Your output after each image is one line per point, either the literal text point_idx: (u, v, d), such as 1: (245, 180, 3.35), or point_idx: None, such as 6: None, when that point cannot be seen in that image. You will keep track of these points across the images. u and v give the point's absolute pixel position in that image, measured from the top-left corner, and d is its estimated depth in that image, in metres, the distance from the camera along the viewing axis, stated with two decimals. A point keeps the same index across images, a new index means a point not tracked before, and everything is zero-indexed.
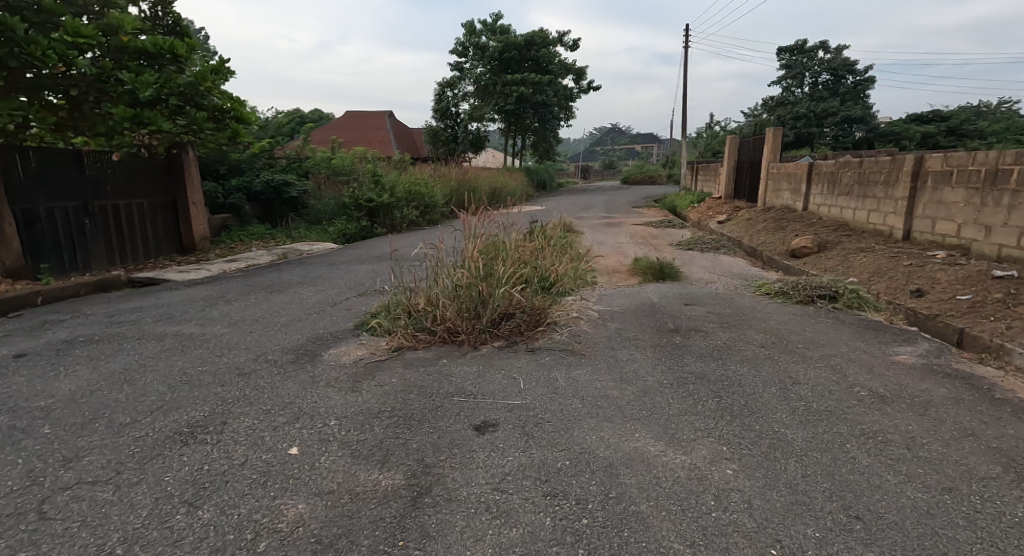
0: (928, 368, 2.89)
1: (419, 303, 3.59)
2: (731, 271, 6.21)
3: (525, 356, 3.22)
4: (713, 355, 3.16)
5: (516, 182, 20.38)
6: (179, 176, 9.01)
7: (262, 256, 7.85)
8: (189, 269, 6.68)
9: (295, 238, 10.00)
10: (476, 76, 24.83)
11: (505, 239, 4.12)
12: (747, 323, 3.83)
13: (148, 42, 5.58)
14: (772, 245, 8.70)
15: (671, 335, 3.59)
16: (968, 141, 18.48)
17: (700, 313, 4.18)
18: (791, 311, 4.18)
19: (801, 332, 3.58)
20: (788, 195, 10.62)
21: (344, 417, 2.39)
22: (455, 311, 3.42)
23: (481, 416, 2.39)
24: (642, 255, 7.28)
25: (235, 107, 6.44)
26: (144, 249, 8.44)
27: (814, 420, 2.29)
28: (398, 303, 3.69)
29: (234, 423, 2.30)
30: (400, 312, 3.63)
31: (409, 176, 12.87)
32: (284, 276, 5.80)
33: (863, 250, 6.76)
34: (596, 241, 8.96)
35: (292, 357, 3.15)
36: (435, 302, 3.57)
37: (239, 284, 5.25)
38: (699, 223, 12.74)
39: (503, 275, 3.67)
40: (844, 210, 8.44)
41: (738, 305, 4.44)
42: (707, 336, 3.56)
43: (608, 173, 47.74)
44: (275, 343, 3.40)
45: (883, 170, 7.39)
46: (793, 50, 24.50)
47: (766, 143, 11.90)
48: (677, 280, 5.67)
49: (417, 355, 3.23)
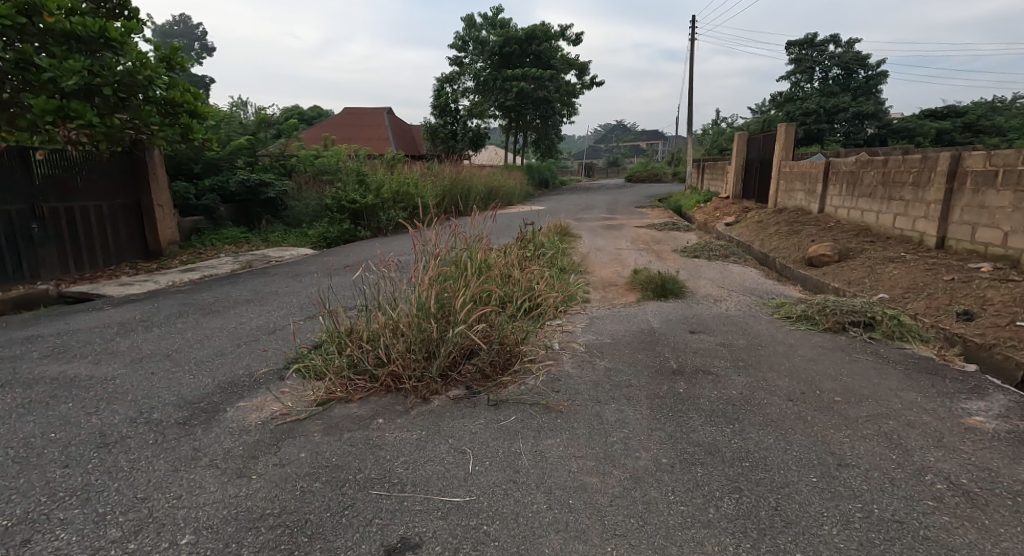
0: (1017, 439, 2.16)
1: (358, 339, 2.87)
2: (743, 285, 5.48)
3: (485, 415, 2.51)
4: (728, 414, 2.44)
5: (515, 180, 19.67)
6: (144, 177, 8.33)
7: (225, 264, 7.17)
8: (137, 280, 6.00)
9: (271, 243, 9.33)
10: (475, 71, 24.08)
11: (473, 256, 3.39)
12: (768, 362, 3.11)
13: (77, 23, 4.93)
14: (786, 252, 7.96)
15: (674, 381, 2.88)
16: (986, 137, 17.66)
17: (709, 346, 3.46)
18: (819, 342, 3.46)
19: (837, 377, 2.86)
20: (802, 196, 9.86)
21: (208, 528, 1.69)
22: (399, 349, 2.68)
23: (402, 529, 1.69)
24: (643, 265, 6.56)
25: (187, 99, 5.81)
26: (104, 255, 7.76)
27: (879, 546, 1.58)
28: (334, 337, 2.97)
29: (39, 543, 1.59)
30: (333, 347, 2.90)
31: (398, 175, 12.18)
32: (234, 291, 5.11)
33: (892, 260, 6.02)
34: (594, 247, 8.25)
35: (184, 416, 2.44)
36: (377, 335, 2.85)
37: (177, 302, 4.57)
38: (706, 225, 12.00)
39: (464, 303, 2.95)
40: (867, 213, 7.70)
41: (754, 334, 3.72)
42: (719, 382, 2.85)
43: (612, 170, 46.88)
44: (173, 391, 2.70)
45: (912, 169, 6.64)
46: (802, 45, 23.67)
47: (778, 140, 11.14)
48: (682, 298, 4.95)
49: (348, 413, 2.53)
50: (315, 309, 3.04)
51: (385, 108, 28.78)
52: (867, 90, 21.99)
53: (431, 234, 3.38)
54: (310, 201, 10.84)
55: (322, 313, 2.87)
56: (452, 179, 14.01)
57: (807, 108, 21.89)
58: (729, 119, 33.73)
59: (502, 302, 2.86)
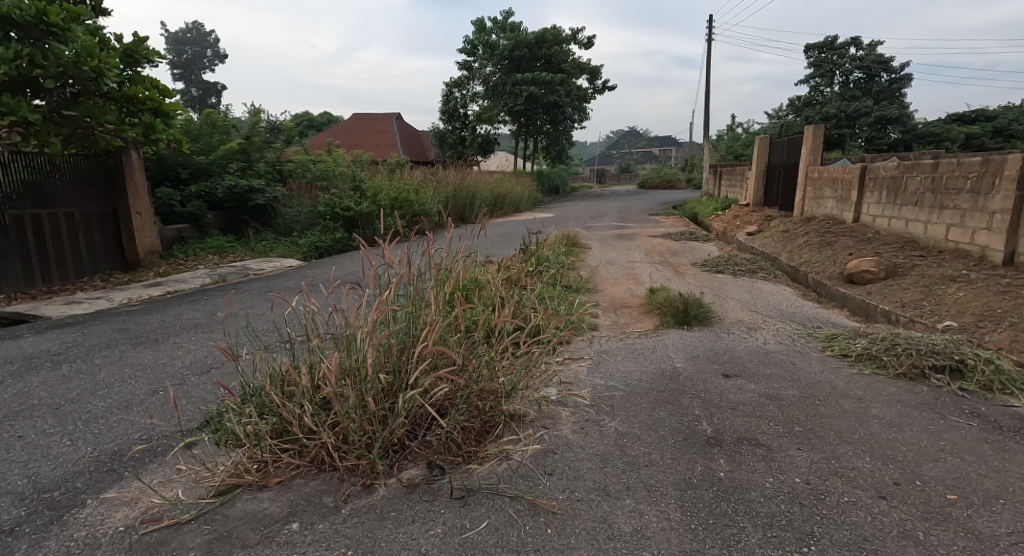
0: None
1: (281, 395, 2.11)
2: (777, 308, 4.72)
3: (446, 516, 1.77)
4: (798, 527, 1.69)
5: (523, 186, 18.93)
6: (120, 181, 7.62)
7: (197, 277, 6.49)
8: (92, 295, 5.36)
9: (259, 252, 8.70)
10: (485, 76, 23.46)
11: (444, 284, 2.68)
12: (835, 427, 2.35)
13: (13, 6, 4.26)
14: (821, 265, 7.17)
15: (710, 456, 2.12)
16: (1019, 143, 16.68)
17: (751, 398, 2.71)
18: (897, 395, 2.70)
19: (940, 454, 2.10)
20: (833, 203, 9.03)
21: None
22: (330, 405, 1.89)
23: None
24: (659, 282, 5.82)
25: (151, 95, 5.27)
26: (74, 267, 7.09)
27: None
28: (252, 390, 2.21)
29: None
30: (250, 407, 2.13)
31: (398, 181, 11.48)
32: (188, 312, 4.42)
33: (952, 279, 5.24)
34: (605, 260, 7.51)
35: (17, 517, 1.72)
36: (309, 389, 2.10)
37: (114, 327, 3.87)
38: (725, 234, 11.23)
39: (426, 348, 2.20)
40: (912, 223, 6.93)
41: (807, 380, 2.96)
42: (774, 458, 2.10)
43: (625, 176, 46.05)
44: (26, 468, 1.98)
45: (970, 174, 5.93)
46: (822, 47, 22.75)
47: (805, 144, 10.29)
48: (709, 326, 4.18)
49: (255, 510, 1.80)
50: (228, 352, 2.27)
51: (394, 114, 28.34)
52: (890, 93, 20.89)
53: (391, 255, 2.66)
54: (302, 208, 10.17)
55: (232, 358, 2.08)
56: (455, 186, 13.37)
57: (827, 112, 21.00)
58: (743, 124, 32.78)
59: (486, 343, 2.14)
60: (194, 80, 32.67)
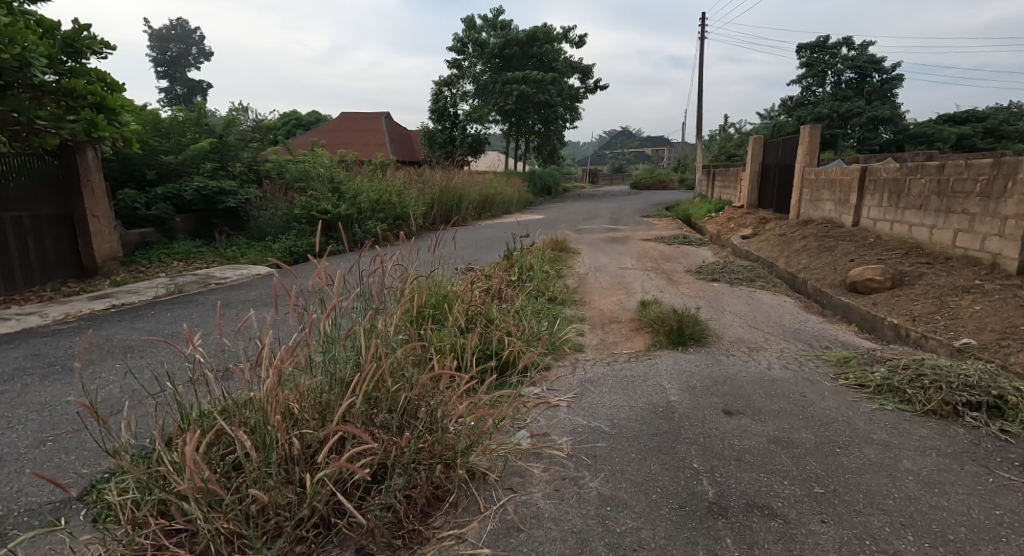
0: None
1: (161, 467, 1.59)
2: (779, 324, 4.33)
3: None
4: None
5: (513, 186, 18.50)
6: (74, 183, 7.04)
7: (151, 287, 5.99)
8: (29, 309, 4.87)
9: (229, 257, 8.21)
10: (474, 75, 22.97)
11: (391, 314, 2.26)
12: (864, 489, 1.92)
13: None
14: (820, 273, 6.80)
15: (714, 537, 1.69)
16: (1011, 144, 16.50)
17: (759, 445, 2.28)
18: (930, 440, 2.29)
19: (999, 533, 1.69)
20: (831, 206, 8.67)
21: None
22: (212, 483, 1.40)
23: None
24: (651, 293, 5.40)
25: (91, 88, 4.84)
26: (22, 275, 6.53)
27: None
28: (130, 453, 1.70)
29: None
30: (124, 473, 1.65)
31: (379, 182, 11.01)
32: (123, 331, 3.94)
33: (965, 289, 4.86)
34: (594, 267, 7.10)
35: None
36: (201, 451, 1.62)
37: (29, 352, 3.37)
38: (719, 237, 10.87)
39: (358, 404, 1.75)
40: (917, 228, 6.57)
41: (822, 418, 2.55)
42: (793, 539, 1.68)
43: (618, 176, 45.74)
44: None
45: (979, 176, 5.57)
46: (814, 47, 22.08)
47: (801, 143, 9.91)
48: (707, 346, 3.75)
49: None
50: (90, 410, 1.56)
51: (383, 113, 27.87)
52: (882, 93, 20.60)
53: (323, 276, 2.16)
54: (277, 210, 9.66)
55: (99, 415, 1.53)
56: (441, 187, 12.92)
57: (819, 113, 20.75)
58: (736, 125, 32.56)
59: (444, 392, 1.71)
60: (179, 78, 31.92)
